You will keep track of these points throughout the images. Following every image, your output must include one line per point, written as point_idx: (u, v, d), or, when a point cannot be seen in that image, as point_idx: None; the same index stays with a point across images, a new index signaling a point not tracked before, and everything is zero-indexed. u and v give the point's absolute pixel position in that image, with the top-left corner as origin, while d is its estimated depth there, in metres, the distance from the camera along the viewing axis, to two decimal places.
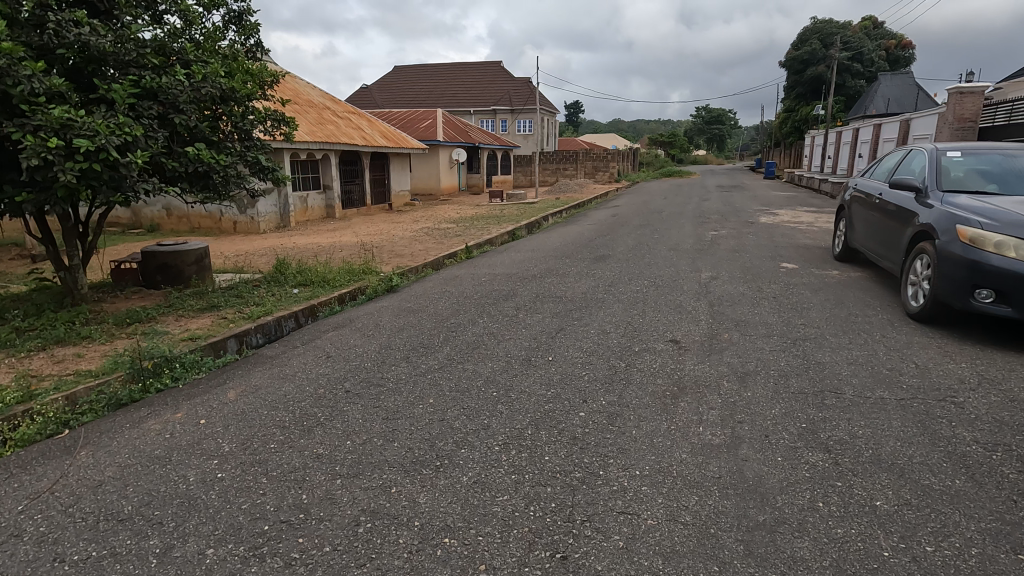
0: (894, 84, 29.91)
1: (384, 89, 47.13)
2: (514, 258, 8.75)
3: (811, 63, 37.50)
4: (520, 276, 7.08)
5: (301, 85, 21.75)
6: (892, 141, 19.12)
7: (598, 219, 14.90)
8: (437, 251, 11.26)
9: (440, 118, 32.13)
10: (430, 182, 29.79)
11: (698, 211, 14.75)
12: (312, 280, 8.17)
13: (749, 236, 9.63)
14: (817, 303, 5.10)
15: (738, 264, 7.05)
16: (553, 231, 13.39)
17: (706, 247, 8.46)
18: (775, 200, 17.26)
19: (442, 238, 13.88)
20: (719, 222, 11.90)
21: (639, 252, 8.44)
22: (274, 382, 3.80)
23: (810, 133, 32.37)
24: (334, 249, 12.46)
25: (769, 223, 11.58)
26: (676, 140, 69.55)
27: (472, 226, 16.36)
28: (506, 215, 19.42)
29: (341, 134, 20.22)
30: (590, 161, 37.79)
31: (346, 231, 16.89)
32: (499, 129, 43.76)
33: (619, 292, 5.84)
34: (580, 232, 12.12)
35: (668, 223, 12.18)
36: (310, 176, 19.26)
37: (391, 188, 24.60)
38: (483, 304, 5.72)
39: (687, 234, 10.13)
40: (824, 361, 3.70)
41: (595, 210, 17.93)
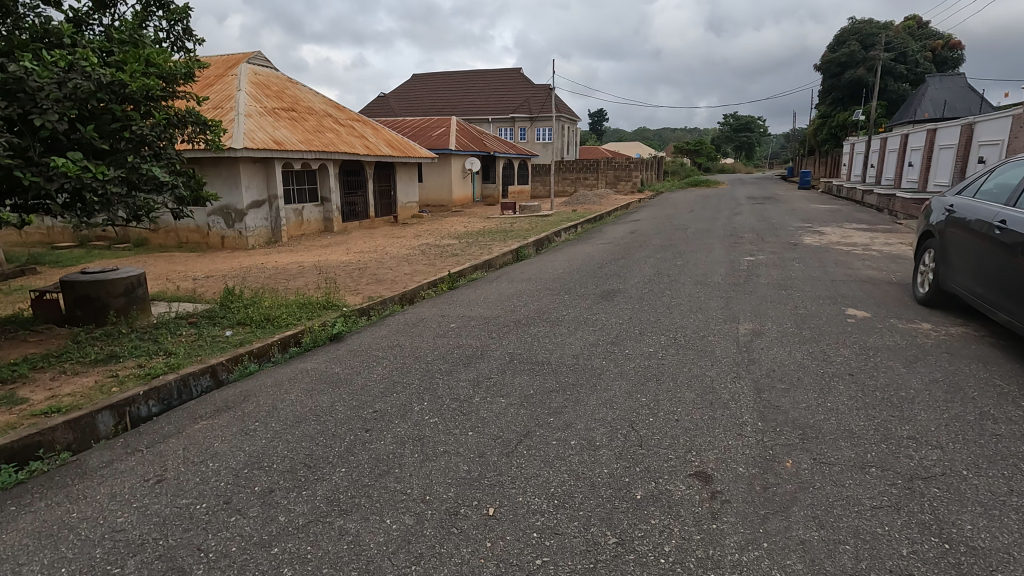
0: (944, 86, 27.51)
1: (401, 98, 46.34)
2: (502, 291, 7.21)
3: (849, 66, 35.21)
4: (498, 323, 5.50)
5: (302, 92, 20.75)
6: (950, 149, 16.98)
7: (614, 236, 13.26)
8: (423, 277, 9.79)
9: (454, 126, 30.88)
10: (442, 193, 28.49)
11: (728, 228, 12.99)
12: (253, 318, 6.73)
13: (793, 263, 7.90)
14: (916, 388, 3.42)
15: (787, 309, 5.35)
16: (560, 251, 11.80)
17: (739, 280, 6.79)
18: (816, 214, 15.35)
19: (437, 258, 12.43)
20: (753, 244, 10.15)
21: (656, 286, 6.80)
22: (30, 549, 2.30)
23: (850, 140, 30.10)
24: (314, 272, 11.09)
25: (816, 245, 9.77)
26: (703, 148, 67.24)
27: (476, 243, 14.89)
28: (515, 229, 17.93)
29: (341, 142, 19.05)
30: (611, 170, 36.10)
31: (340, 247, 15.63)
32: (518, 137, 42.38)
33: (621, 355, 4.24)
34: (589, 253, 10.51)
35: (693, 244, 10.48)
36: (307, 187, 18.08)
37: (398, 200, 23.34)
38: (434, 371, 4.18)
39: (716, 260, 8.46)
40: (982, 549, 2.02)
41: (612, 225, 16.27)
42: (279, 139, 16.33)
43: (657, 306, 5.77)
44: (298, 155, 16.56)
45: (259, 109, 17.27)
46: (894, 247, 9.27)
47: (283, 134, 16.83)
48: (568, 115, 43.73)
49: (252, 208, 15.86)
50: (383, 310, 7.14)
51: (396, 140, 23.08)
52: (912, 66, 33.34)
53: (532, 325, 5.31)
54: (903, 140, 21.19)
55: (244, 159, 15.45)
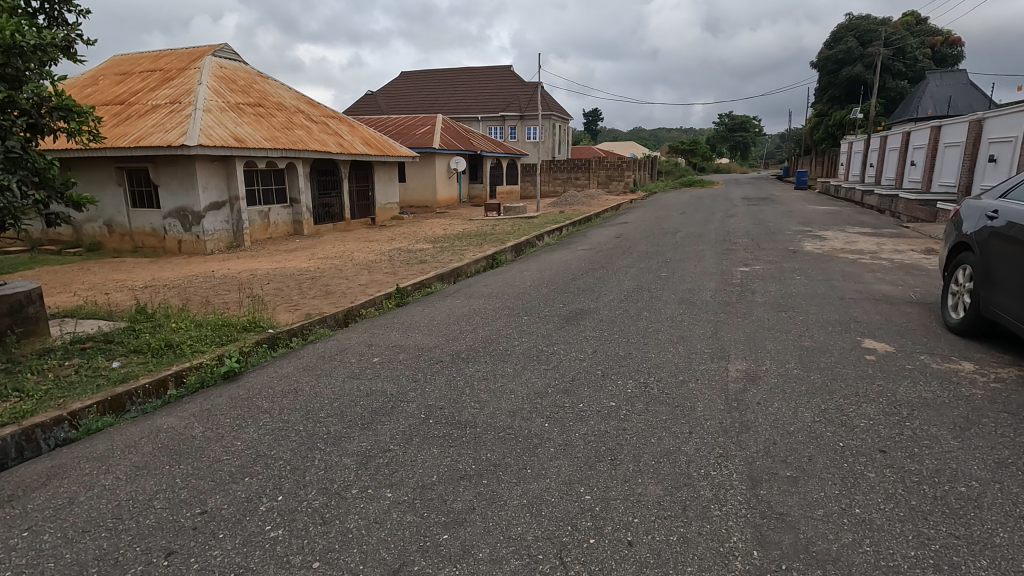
0: (945, 83, 26.63)
1: (388, 96, 45.28)
2: (453, 310, 6.16)
3: (846, 63, 34.35)
4: (432, 357, 4.46)
5: (273, 87, 19.71)
6: (956, 146, 16.03)
7: (597, 241, 12.27)
8: (380, 289, 8.75)
9: (439, 125, 29.86)
10: (426, 193, 27.41)
11: (721, 232, 12.00)
12: (155, 343, 5.66)
13: (795, 275, 6.87)
14: (981, 480, 2.38)
15: (788, 340, 4.31)
16: (537, 257, 10.80)
17: (731, 298, 5.76)
18: (815, 216, 14.38)
19: (404, 265, 11.40)
20: (746, 250, 9.14)
21: (633, 305, 5.77)
22: None
23: (847, 138, 29.20)
24: (265, 282, 10.04)
25: (817, 252, 8.77)
26: (698, 148, 66.35)
27: (452, 247, 13.86)
28: (495, 232, 16.90)
29: (311, 140, 17.98)
30: (603, 170, 35.12)
31: (305, 252, 14.57)
32: (508, 137, 41.38)
33: (571, 414, 3.18)
34: (565, 261, 9.51)
35: (681, 251, 9.48)
36: (274, 187, 17.00)
37: (376, 201, 22.27)
38: (319, 435, 3.12)
39: (704, 271, 7.44)
40: None
41: (597, 228, 15.31)
42: (240, 136, 15.23)
43: (632, 333, 4.73)
44: (263, 153, 15.47)
45: (221, 104, 16.18)
46: (905, 255, 8.26)
47: (245, 130, 15.73)
48: (560, 114, 42.74)
49: (210, 210, 14.77)
50: (310, 335, 6.08)
51: (374, 138, 22.01)
52: (910, 63, 32.49)
53: (472, 361, 4.26)
54: (905, 138, 20.25)
55: (201, 157, 14.37)
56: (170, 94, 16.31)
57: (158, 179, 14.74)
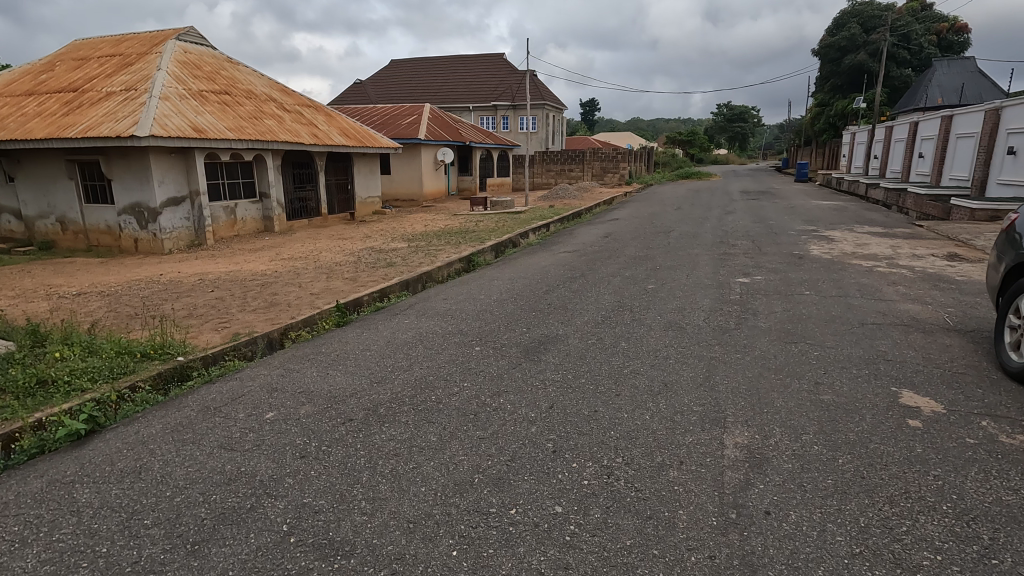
0: (952, 71, 25.56)
1: (377, 86, 43.98)
2: (394, 336, 5.13)
3: (849, 51, 33.21)
4: (344, 410, 3.47)
5: (243, 74, 18.59)
6: (970, 138, 15.00)
7: (583, 241, 11.26)
8: (333, 299, 7.74)
9: (426, 115, 28.72)
10: (412, 186, 26.30)
11: (719, 231, 11.01)
12: (29, 375, 4.66)
13: (804, 289, 5.86)
14: None
15: (802, 393, 3.32)
16: (514, 260, 9.83)
17: (727, 323, 4.76)
18: (819, 213, 13.40)
19: (370, 268, 10.38)
20: (745, 254, 8.16)
21: (609, 331, 4.77)
22: None
23: (850, 129, 28.14)
24: (211, 289, 9.04)
25: (825, 257, 7.80)
26: (696, 139, 65.21)
27: (428, 247, 12.87)
28: (478, 229, 15.87)
29: (282, 130, 16.87)
30: (597, 162, 34.03)
31: (271, 252, 13.55)
32: (500, 127, 40.22)
33: (495, 533, 2.18)
34: (543, 266, 8.54)
35: (672, 255, 8.48)
36: (241, 181, 15.92)
37: (356, 195, 21.20)
38: (121, 567, 2.12)
39: (696, 283, 6.45)
40: None
41: (585, 225, 14.33)
42: (200, 126, 14.13)
43: (601, 377, 3.72)
44: (226, 144, 14.38)
45: (181, 92, 15.05)
46: (926, 262, 7.29)
47: (207, 120, 14.61)
48: (554, 103, 41.50)
49: (168, 206, 13.69)
50: (216, 368, 4.96)
51: (353, 127, 20.87)
52: (915, 51, 31.39)
53: (389, 420, 3.25)
54: (912, 128, 19.22)
55: (156, 148, 13.27)
56: (126, 80, 15.15)
57: (110, 172, 13.64)
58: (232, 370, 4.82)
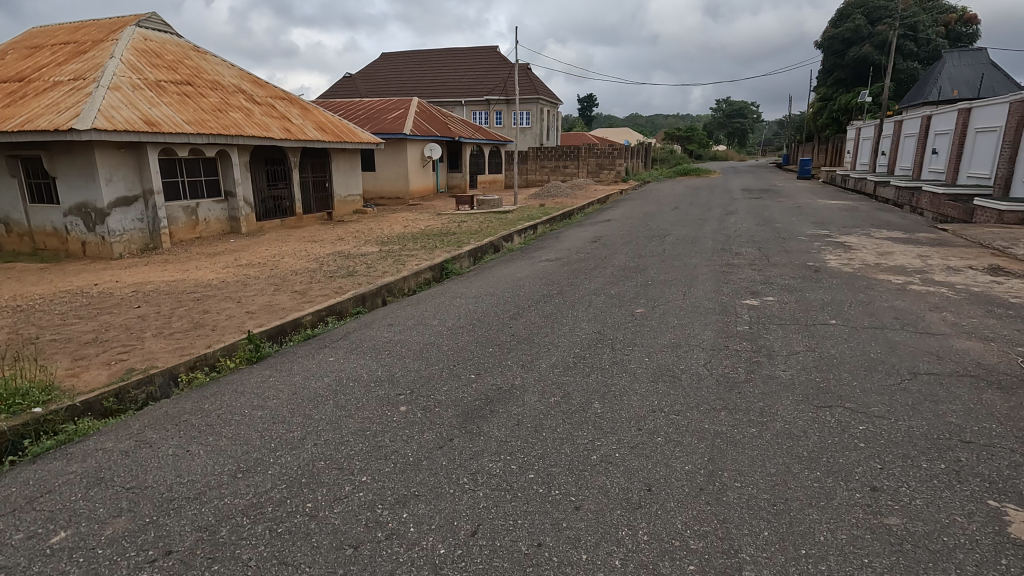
0: (963, 64, 24.42)
1: (367, 79, 42.71)
2: (305, 384, 3.96)
3: (853, 43, 32.06)
4: (173, 529, 2.34)
5: (210, 63, 17.39)
6: (991, 132, 13.89)
7: (568, 246, 10.13)
8: (269, 320, 6.59)
9: (413, 109, 27.52)
10: (398, 184, 25.10)
11: (720, 235, 9.90)
12: None
13: (827, 317, 4.72)
14: None
15: (854, 511, 2.20)
16: (488, 269, 8.72)
17: (734, 373, 3.62)
18: (828, 215, 12.28)
19: (329, 278, 9.25)
20: (750, 266, 7.04)
21: (579, 381, 3.63)
22: None
23: (855, 124, 27.02)
24: (140, 304, 7.92)
25: (844, 269, 6.71)
26: (695, 135, 64.02)
27: (400, 251, 11.74)
28: (461, 231, 14.75)
29: (249, 123, 15.66)
30: (593, 158, 32.88)
31: (230, 256, 12.41)
32: (493, 122, 39.03)
33: None
34: (518, 278, 7.44)
35: (666, 267, 7.34)
36: (203, 179, 14.75)
37: (335, 193, 20.03)
38: None
39: (694, 307, 5.30)
40: None
41: (574, 227, 13.23)
42: (153, 118, 12.92)
43: (555, 471, 2.58)
44: (183, 139, 13.20)
45: (135, 81, 13.83)
46: (966, 277, 6.19)
47: (163, 112, 13.41)
48: (549, 98, 40.29)
49: (117, 206, 12.51)
50: (67, 428, 3.67)
51: (331, 121, 19.66)
52: (923, 43, 30.25)
53: (221, 559, 2.12)
54: (924, 122, 18.10)
55: (103, 143, 12.09)
56: (76, 69, 13.94)
57: (54, 170, 12.44)
58: (76, 438, 3.48)
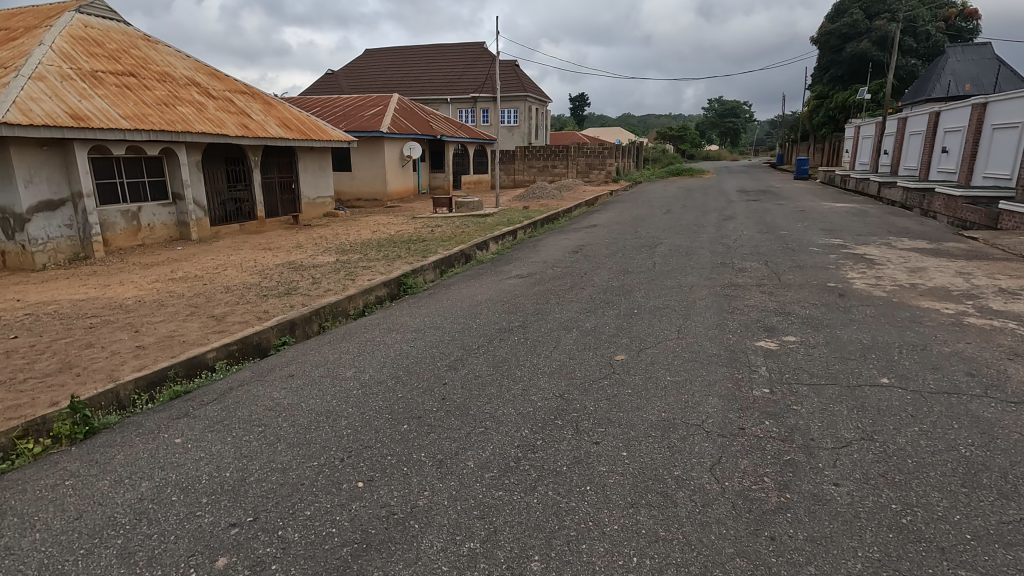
0: (967, 59, 23.38)
1: (350, 76, 41.23)
2: (105, 498, 2.61)
3: (851, 38, 31.02)
4: None
5: (161, 53, 15.97)
6: (1011, 129, 12.75)
7: (545, 258, 8.84)
8: (157, 360, 5.23)
9: (392, 106, 26.15)
10: (374, 184, 23.72)
11: (718, 244, 8.65)
12: None
13: (874, 374, 3.43)
14: None
15: None
16: (449, 287, 7.42)
17: (759, 492, 2.30)
18: (837, 220, 11.05)
19: (266, 297, 7.90)
20: (758, 288, 5.76)
21: (514, 507, 2.31)
22: None
23: (853, 122, 25.95)
24: (20, 332, 6.53)
25: (875, 293, 5.46)
26: (687, 134, 62.98)
27: (358, 262, 10.43)
28: (433, 236, 13.45)
29: (199, 119, 14.23)
30: (583, 158, 31.63)
31: (168, 268, 11.04)
32: (479, 120, 37.69)
33: None
34: (477, 302, 6.15)
35: (655, 288, 6.04)
36: (146, 180, 13.34)
37: (302, 195, 18.64)
38: None
39: (689, 352, 3.99)
40: None
41: (555, 233, 11.96)
42: (82, 112, 11.47)
43: None
44: (119, 135, 11.76)
45: (66, 72, 12.38)
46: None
47: (95, 105, 11.96)
48: (537, 95, 39.02)
49: (40, 211, 11.08)
50: None
51: (297, 117, 18.25)
52: (923, 38, 29.24)
53: None
54: (932, 119, 16.97)
55: (20, 140, 10.63)
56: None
57: None
58: None
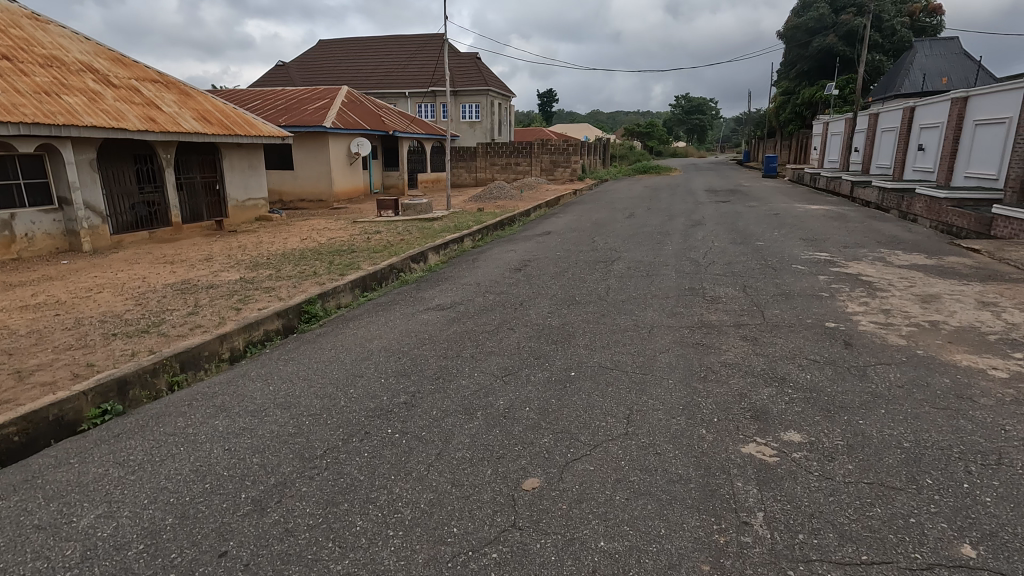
0: (935, 54, 22.82)
1: (302, 68, 38.92)
2: None
3: (818, 33, 30.41)
4: None
5: (51, 35, 13.81)
6: (995, 125, 11.82)
7: (482, 277, 7.35)
8: None
9: (339, 99, 24.23)
10: (319, 183, 21.80)
11: (687, 260, 7.31)
12: None
13: (945, 535, 2.03)
14: None
15: None
16: (351, 321, 5.85)
17: None
18: (817, 226, 9.87)
19: (120, 334, 6.19)
20: (737, 334, 4.35)
21: None
22: None
23: (822, 119, 25.20)
24: None
25: (888, 339, 4.14)
26: (655, 131, 62.38)
27: (265, 281, 8.77)
28: (368, 245, 11.85)
29: (91, 109, 12.19)
30: (546, 155, 30.24)
31: (34, 289, 9.12)
32: (440, 115, 35.98)
33: None
34: (370, 350, 4.60)
35: (602, 332, 4.59)
36: (22, 182, 11.29)
37: (229, 197, 16.66)
38: None
39: (639, 474, 2.51)
40: None
41: (503, 243, 10.49)
42: None
43: None
44: None
45: None
46: None
47: None
48: (500, 90, 37.48)
49: None
50: None
51: (219, 109, 16.26)
52: (888, 34, 28.77)
53: None
54: (907, 114, 16.09)
55: None
56: None
57: None
58: None
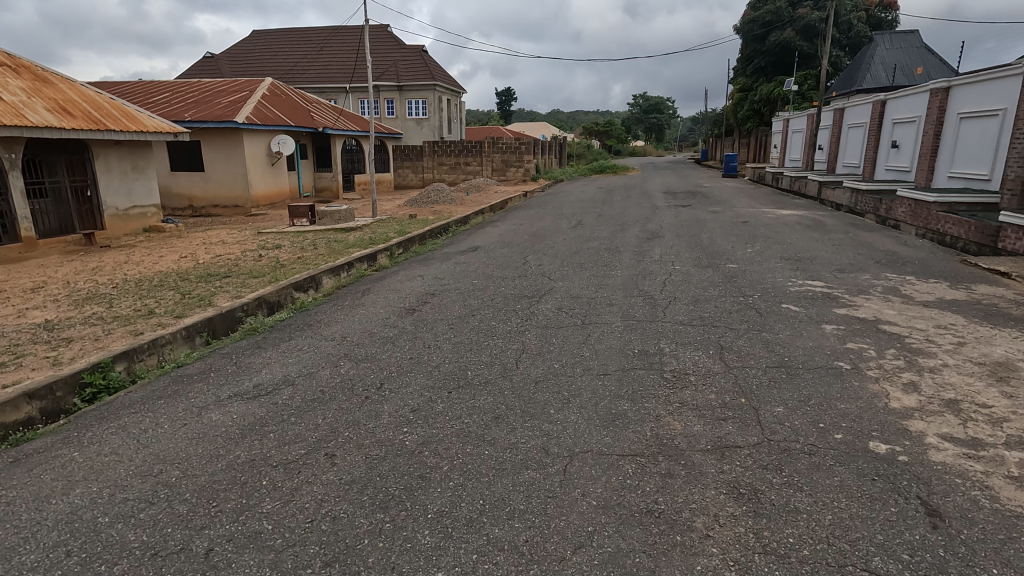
0: (897, 47, 21.83)
1: (233, 60, 35.73)
2: None
3: (774, 28, 29.39)
4: None
5: None
6: (984, 118, 10.38)
7: (356, 326, 5.16)
8: None
9: (259, 92, 21.53)
10: (232, 186, 19.06)
11: (638, 296, 5.36)
12: None
13: None
14: None
15: None
16: (102, 421, 3.56)
17: None
18: (795, 239, 8.16)
19: None
20: (719, 482, 2.37)
21: None
22: None
23: (782, 116, 24.05)
24: None
25: (989, 490, 2.22)
26: (614, 130, 61.35)
27: (73, 327, 6.34)
28: (255, 266, 9.54)
29: None
30: (497, 154, 28.15)
31: None
32: (384, 112, 33.49)
33: None
34: (37, 527, 2.39)
35: (477, 474, 2.54)
36: None
37: (106, 205, 13.86)
38: None
39: None
40: None
41: (417, 262, 8.35)
42: None
43: None
44: None
45: None
46: None
47: None
48: (450, 85, 35.25)
49: None
50: None
51: (88, 99, 13.51)
52: (845, 29, 27.92)
53: None
54: (877, 108, 14.74)
55: None
56: None
57: None
58: None
